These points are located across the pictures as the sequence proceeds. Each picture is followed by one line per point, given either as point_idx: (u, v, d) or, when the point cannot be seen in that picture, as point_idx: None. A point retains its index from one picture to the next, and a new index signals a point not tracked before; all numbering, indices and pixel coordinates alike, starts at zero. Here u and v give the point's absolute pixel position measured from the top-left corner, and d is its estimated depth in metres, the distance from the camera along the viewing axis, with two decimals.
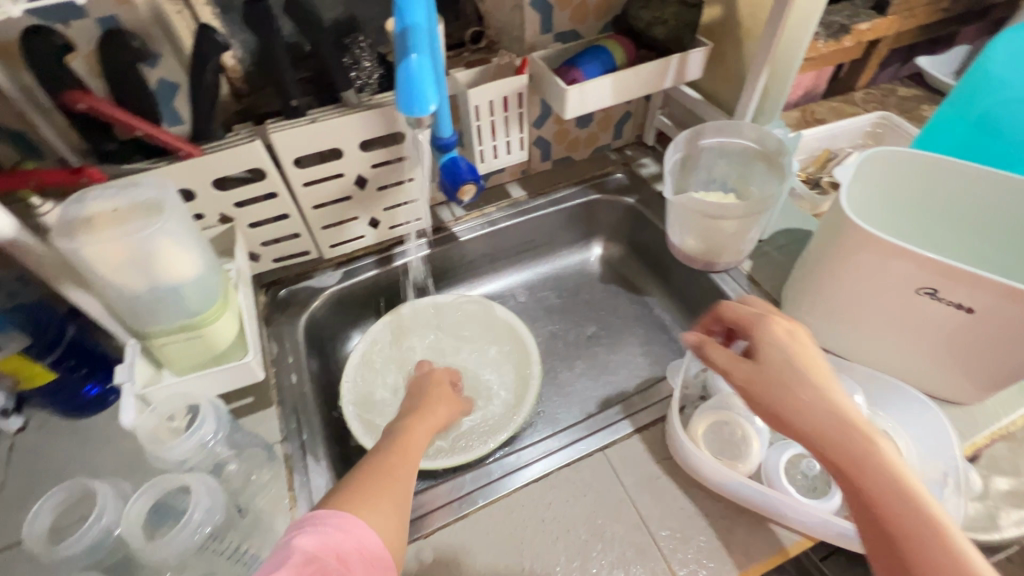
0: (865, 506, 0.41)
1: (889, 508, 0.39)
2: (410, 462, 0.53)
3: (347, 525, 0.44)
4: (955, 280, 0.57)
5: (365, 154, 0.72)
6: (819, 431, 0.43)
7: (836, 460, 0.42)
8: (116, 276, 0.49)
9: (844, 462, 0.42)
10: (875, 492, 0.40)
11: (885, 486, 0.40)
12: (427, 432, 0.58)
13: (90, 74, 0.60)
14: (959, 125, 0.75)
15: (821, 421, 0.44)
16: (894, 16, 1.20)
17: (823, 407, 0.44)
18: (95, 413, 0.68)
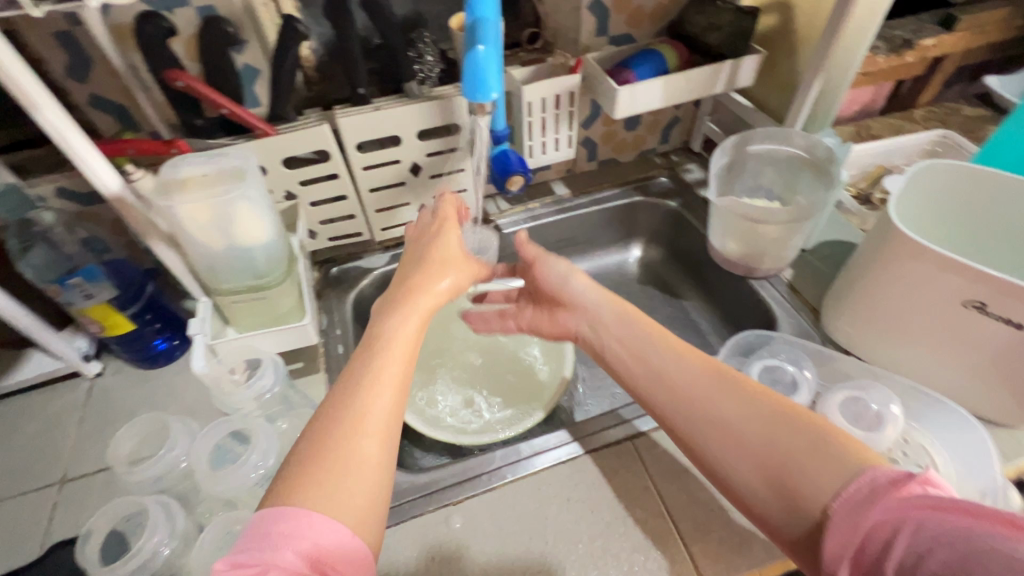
0: (731, 438, 0.46)
1: (748, 430, 0.45)
2: (395, 367, 0.45)
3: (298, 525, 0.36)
4: (1007, 294, 0.56)
5: (422, 143, 0.76)
6: (685, 382, 0.51)
7: (673, 378, 0.52)
8: (201, 234, 0.55)
9: (681, 378, 0.52)
10: (711, 394, 0.49)
11: (718, 387, 0.49)
12: (420, 322, 0.50)
13: (186, 57, 0.67)
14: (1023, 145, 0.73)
15: (682, 373, 0.52)
16: (962, 33, 1.16)
17: (655, 338, 0.56)
18: (161, 365, 0.75)
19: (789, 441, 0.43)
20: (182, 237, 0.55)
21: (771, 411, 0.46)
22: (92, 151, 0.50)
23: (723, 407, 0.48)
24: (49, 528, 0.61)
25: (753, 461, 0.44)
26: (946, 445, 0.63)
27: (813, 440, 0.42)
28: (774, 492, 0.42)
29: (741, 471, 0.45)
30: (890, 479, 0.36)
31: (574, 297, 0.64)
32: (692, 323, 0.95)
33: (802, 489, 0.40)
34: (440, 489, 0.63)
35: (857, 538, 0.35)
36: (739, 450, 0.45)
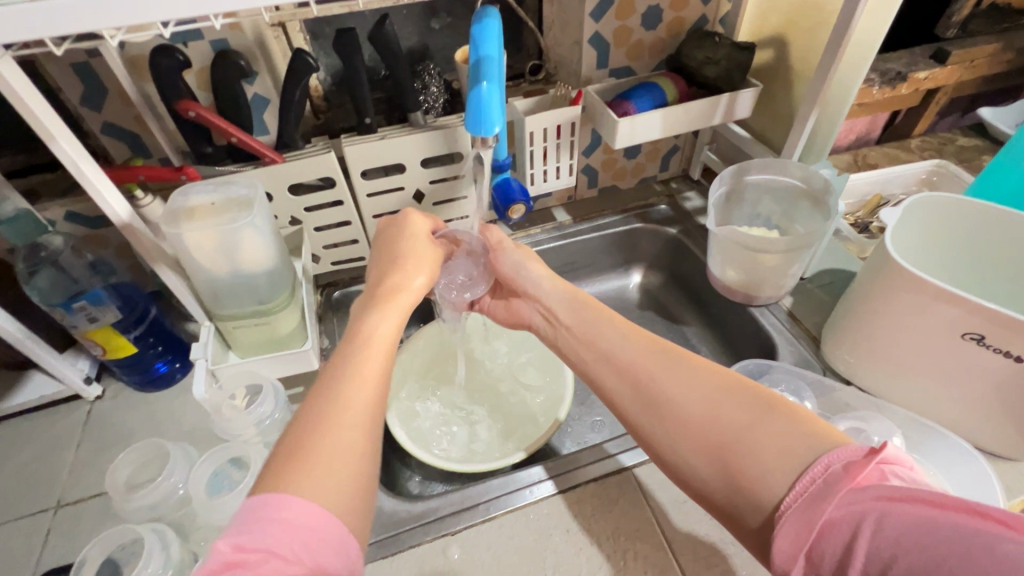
0: (678, 419, 0.46)
1: (691, 412, 0.46)
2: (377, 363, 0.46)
3: (294, 514, 0.35)
4: (1004, 327, 0.56)
5: (425, 170, 0.78)
6: (630, 362, 0.52)
7: (625, 366, 0.52)
8: (206, 261, 0.55)
9: (633, 363, 0.52)
10: (660, 377, 0.49)
11: (667, 371, 0.49)
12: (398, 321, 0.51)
13: (198, 87, 0.69)
14: (1022, 178, 0.73)
15: (628, 353, 0.53)
16: (954, 66, 1.19)
17: (608, 325, 0.57)
18: (162, 389, 0.75)
19: (734, 421, 0.43)
20: (186, 262, 0.56)
21: (719, 391, 0.46)
22: (102, 177, 0.51)
23: (671, 389, 0.48)
24: (42, 555, 0.60)
25: (697, 443, 0.44)
26: (949, 479, 0.62)
27: (758, 419, 0.43)
28: (719, 474, 0.43)
29: (685, 454, 0.45)
30: (844, 465, 0.36)
31: (528, 285, 0.66)
32: (693, 349, 0.95)
33: (747, 471, 0.41)
34: (438, 518, 0.62)
35: (813, 536, 0.34)
36: (683, 433, 0.45)
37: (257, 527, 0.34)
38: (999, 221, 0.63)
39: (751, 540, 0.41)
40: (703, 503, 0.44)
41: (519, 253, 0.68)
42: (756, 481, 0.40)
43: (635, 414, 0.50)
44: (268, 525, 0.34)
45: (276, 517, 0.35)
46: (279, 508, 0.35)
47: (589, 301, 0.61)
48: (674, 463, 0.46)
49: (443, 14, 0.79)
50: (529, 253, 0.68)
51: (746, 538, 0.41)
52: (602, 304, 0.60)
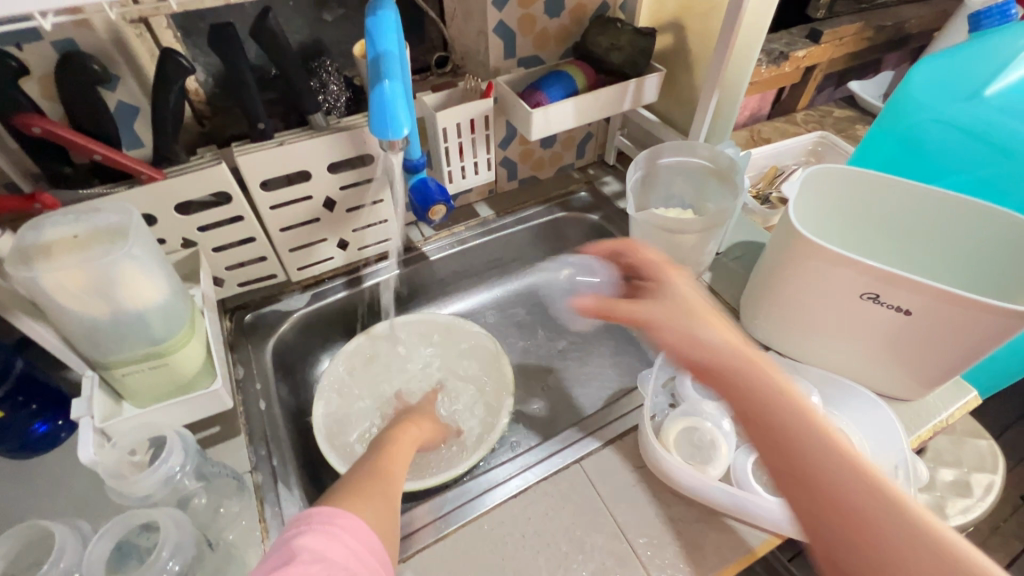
0: (837, 514, 0.41)
1: (860, 512, 0.41)
2: (394, 467, 0.58)
3: (349, 521, 0.46)
4: (894, 285, 0.62)
5: (334, 176, 0.72)
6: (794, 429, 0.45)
7: (759, 411, 0.47)
8: (77, 305, 0.47)
9: (800, 437, 0.45)
10: (831, 465, 0.43)
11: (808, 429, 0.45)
12: (412, 443, 0.65)
13: (44, 97, 0.58)
14: (921, 114, 0.77)
15: (794, 421, 0.46)
16: (826, 45, 1.30)
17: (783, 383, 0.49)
18: (44, 453, 0.64)
19: (925, 546, 0.39)
20: (52, 309, 0.47)
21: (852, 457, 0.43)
22: None
23: (844, 487, 0.42)
24: None
25: (858, 553, 0.40)
26: (858, 425, 0.69)
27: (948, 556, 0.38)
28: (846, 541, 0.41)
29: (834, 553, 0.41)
30: None
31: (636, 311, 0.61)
32: (624, 331, 0.97)
33: None
34: None
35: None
36: (840, 535, 0.41)
37: (327, 528, 0.45)
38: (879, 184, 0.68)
39: None
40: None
41: (688, 286, 0.63)
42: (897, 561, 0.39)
43: (788, 489, 0.44)
44: (327, 527, 0.45)
45: (336, 521, 0.46)
46: (338, 517, 0.46)
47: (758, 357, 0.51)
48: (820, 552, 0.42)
49: (334, 5, 0.73)
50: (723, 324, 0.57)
51: None
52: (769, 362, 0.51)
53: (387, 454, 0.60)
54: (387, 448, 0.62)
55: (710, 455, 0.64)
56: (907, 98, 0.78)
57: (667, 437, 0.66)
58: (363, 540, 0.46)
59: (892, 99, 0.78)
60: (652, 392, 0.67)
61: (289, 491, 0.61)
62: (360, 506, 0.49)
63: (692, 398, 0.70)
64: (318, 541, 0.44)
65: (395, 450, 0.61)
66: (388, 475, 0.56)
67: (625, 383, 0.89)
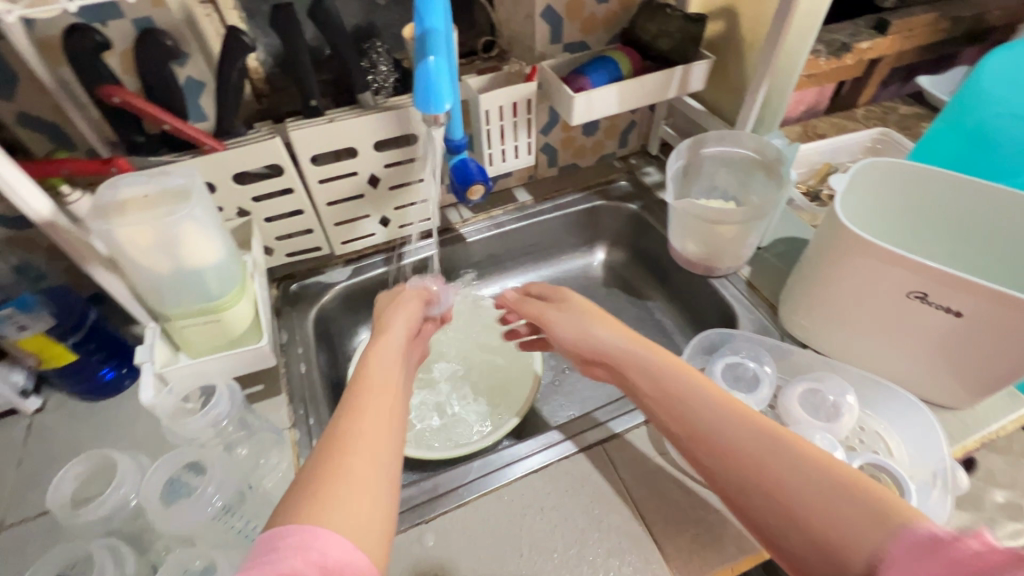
0: (736, 466, 0.43)
1: (751, 456, 0.42)
2: (376, 395, 0.46)
3: (312, 535, 0.35)
4: (945, 284, 0.59)
5: (379, 154, 0.75)
6: (688, 395, 0.49)
7: (677, 394, 0.49)
8: (144, 259, 0.52)
9: (699, 410, 0.47)
10: (726, 425, 0.45)
11: (744, 427, 0.44)
12: (398, 359, 0.53)
13: (124, 71, 0.63)
14: (990, 108, 0.72)
15: (680, 384, 0.50)
16: (894, 37, 1.23)
17: (668, 366, 0.52)
18: (110, 397, 0.70)
19: (810, 490, 0.39)
20: (123, 261, 0.52)
21: (803, 456, 0.41)
22: (19, 175, 0.46)
23: (735, 442, 0.44)
24: None
25: (772, 498, 0.40)
26: (898, 430, 0.66)
27: (835, 491, 0.39)
28: (798, 540, 0.39)
29: (766, 517, 0.41)
30: (928, 534, 0.34)
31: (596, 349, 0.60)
32: (657, 322, 0.97)
33: (830, 535, 0.38)
34: (413, 507, 0.62)
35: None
36: (757, 491, 0.41)
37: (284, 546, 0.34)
38: (934, 177, 0.65)
39: None
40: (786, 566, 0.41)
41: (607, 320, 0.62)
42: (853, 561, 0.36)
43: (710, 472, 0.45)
44: (289, 544, 0.34)
45: (289, 542, 0.34)
46: (287, 535, 0.35)
47: (648, 347, 0.55)
48: (757, 527, 0.42)
49: None
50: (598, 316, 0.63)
51: None
52: (672, 356, 0.54)
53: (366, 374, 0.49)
54: (363, 377, 0.48)
55: None
56: (976, 89, 0.73)
57: None
58: (334, 551, 0.35)
59: (959, 90, 0.75)
60: None
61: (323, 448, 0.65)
62: (334, 494, 0.38)
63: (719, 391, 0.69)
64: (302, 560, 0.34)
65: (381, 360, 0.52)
66: (371, 410, 0.45)
67: None
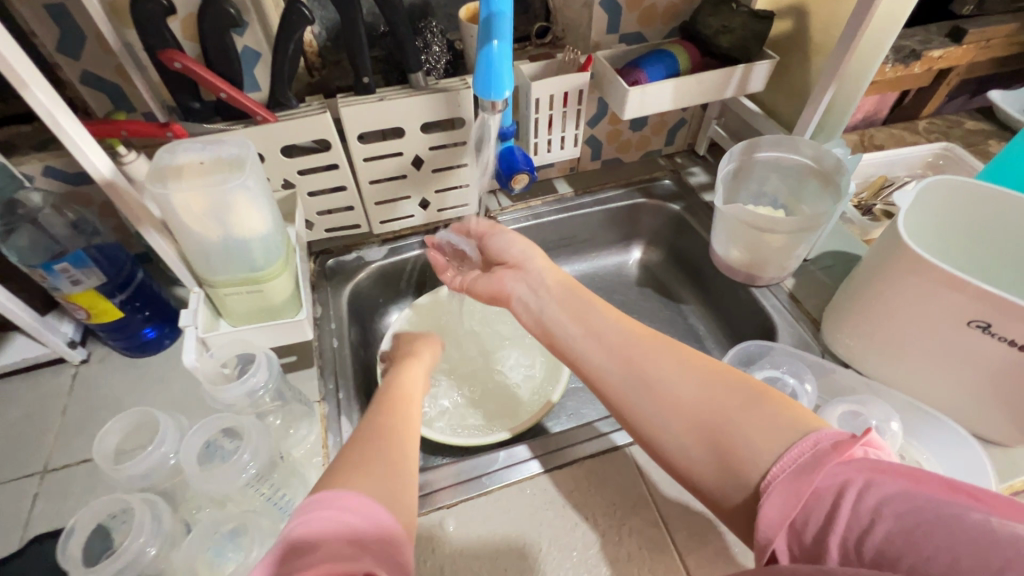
0: (653, 388, 0.48)
1: (666, 377, 0.47)
2: (400, 408, 0.53)
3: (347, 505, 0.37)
4: (1007, 313, 0.56)
5: (426, 135, 0.74)
6: (612, 330, 0.54)
7: (601, 329, 0.55)
8: (195, 225, 0.53)
9: (626, 346, 0.52)
10: (648, 356, 0.50)
11: (661, 357, 0.49)
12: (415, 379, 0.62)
13: (185, 37, 0.64)
14: None
15: (607, 322, 0.55)
16: (969, 46, 1.16)
17: (598, 307, 0.58)
18: (152, 354, 0.74)
19: (726, 404, 0.43)
20: (174, 226, 0.53)
21: (710, 376, 0.46)
22: (83, 133, 0.48)
23: (660, 371, 0.48)
24: (30, 519, 0.60)
25: (683, 416, 0.45)
26: (942, 464, 0.63)
27: (749, 402, 0.43)
28: (703, 447, 0.43)
29: (676, 433, 0.45)
30: (833, 443, 0.36)
31: (514, 258, 0.68)
32: (690, 327, 0.95)
33: (734, 447, 0.41)
34: (436, 490, 0.62)
35: (800, 505, 0.35)
36: (672, 409, 0.46)
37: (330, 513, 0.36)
38: (992, 199, 0.62)
39: (737, 518, 0.41)
40: (689, 484, 0.44)
41: (537, 255, 0.67)
42: (744, 460, 0.40)
43: (626, 397, 0.49)
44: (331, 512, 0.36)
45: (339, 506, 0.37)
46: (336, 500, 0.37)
47: (580, 289, 0.61)
48: (665, 446, 0.46)
49: None
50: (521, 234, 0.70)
51: (730, 517, 0.41)
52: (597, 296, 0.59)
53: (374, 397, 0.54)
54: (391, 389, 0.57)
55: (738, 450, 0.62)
56: None
57: None
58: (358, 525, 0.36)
59: None
60: None
61: (350, 423, 0.66)
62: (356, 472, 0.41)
63: None
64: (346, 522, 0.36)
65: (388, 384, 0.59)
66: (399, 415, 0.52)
67: None
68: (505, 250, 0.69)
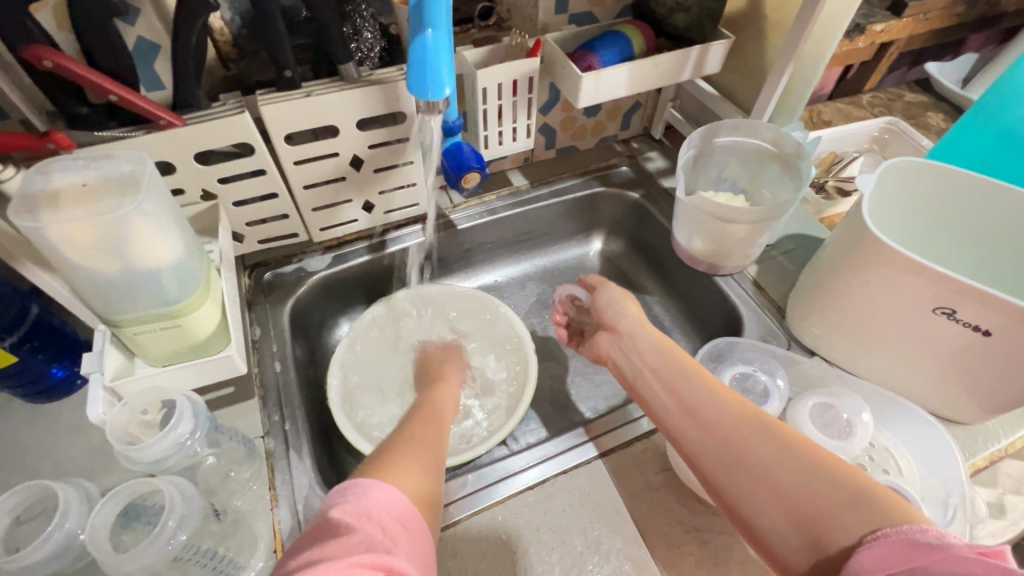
0: (745, 463, 0.46)
1: (760, 453, 0.45)
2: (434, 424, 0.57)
3: (385, 493, 0.40)
4: (966, 297, 0.55)
5: (363, 133, 0.67)
6: (706, 398, 0.52)
7: (694, 397, 0.53)
8: (86, 259, 0.45)
9: (718, 417, 0.50)
10: (743, 429, 0.48)
11: (760, 430, 0.47)
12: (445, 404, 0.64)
13: (60, 28, 0.54)
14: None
15: (699, 389, 0.54)
16: (909, 19, 1.17)
17: (694, 375, 0.56)
18: (61, 398, 0.64)
19: (825, 491, 0.41)
20: (59, 261, 0.45)
21: (809, 456, 0.44)
22: None
23: (755, 445, 0.46)
24: None
25: (778, 498, 0.43)
26: (909, 447, 0.64)
27: (851, 491, 0.40)
28: (799, 534, 0.41)
29: (767, 514, 0.43)
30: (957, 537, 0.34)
31: (613, 319, 0.70)
32: (655, 318, 0.92)
33: (835, 539, 0.39)
34: None
35: (906, 566, 0.34)
36: (766, 490, 0.44)
37: (363, 500, 0.39)
38: (976, 185, 0.61)
39: None
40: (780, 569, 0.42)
41: (636, 316, 0.69)
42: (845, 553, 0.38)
43: (718, 472, 0.47)
44: (365, 503, 0.39)
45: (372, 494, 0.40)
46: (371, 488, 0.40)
47: (674, 354, 0.60)
48: (756, 526, 0.44)
49: None
50: (626, 294, 0.73)
51: None
52: (695, 361, 0.58)
53: (404, 442, 0.50)
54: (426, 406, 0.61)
55: None
56: (1012, 88, 0.72)
57: None
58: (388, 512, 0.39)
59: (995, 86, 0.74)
60: None
61: (300, 459, 0.60)
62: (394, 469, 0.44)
63: None
64: (350, 516, 0.38)
65: (425, 423, 0.56)
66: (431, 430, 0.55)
67: None
68: (605, 309, 0.72)
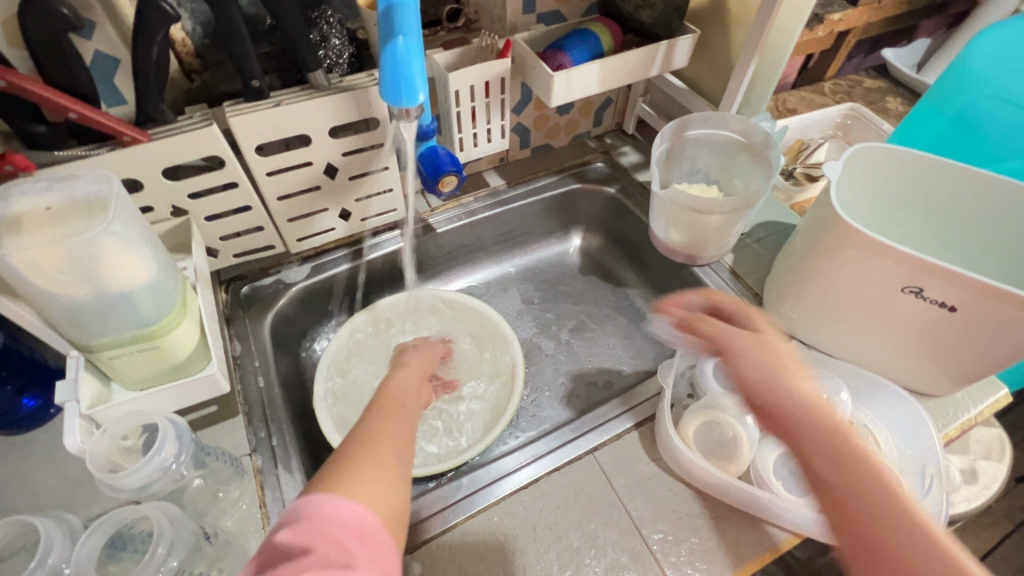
0: (856, 530, 0.39)
1: (877, 526, 0.38)
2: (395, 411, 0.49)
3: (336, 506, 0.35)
4: (934, 275, 0.58)
5: (336, 141, 0.66)
6: (820, 436, 0.43)
7: (799, 431, 0.44)
8: (55, 285, 0.43)
9: (830, 465, 0.41)
10: (857, 487, 0.40)
11: (877, 493, 0.39)
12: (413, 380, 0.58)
13: (11, 45, 0.52)
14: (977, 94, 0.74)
15: (805, 418, 0.44)
16: (864, 8, 1.21)
17: (798, 396, 0.46)
18: (32, 429, 0.61)
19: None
20: (25, 288, 0.44)
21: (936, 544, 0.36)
22: None
23: (873, 512, 0.39)
24: None
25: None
26: (886, 423, 0.66)
27: None
28: None
29: None
30: None
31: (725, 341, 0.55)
32: (637, 311, 0.94)
33: None
34: None
35: None
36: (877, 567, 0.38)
37: (314, 519, 0.34)
38: (938, 168, 0.63)
39: None
40: None
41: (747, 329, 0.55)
42: None
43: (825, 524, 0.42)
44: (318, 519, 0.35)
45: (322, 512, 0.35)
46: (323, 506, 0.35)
47: (772, 367, 0.49)
48: None
49: None
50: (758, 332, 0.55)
51: None
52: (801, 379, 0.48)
53: (367, 437, 0.44)
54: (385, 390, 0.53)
55: (729, 452, 0.62)
56: (966, 71, 0.75)
57: (685, 432, 0.64)
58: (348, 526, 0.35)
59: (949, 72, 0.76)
60: (670, 384, 0.64)
61: (290, 474, 0.59)
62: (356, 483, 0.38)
63: (711, 390, 0.67)
64: (300, 535, 0.34)
65: (387, 408, 0.49)
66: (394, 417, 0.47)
67: (638, 366, 0.86)
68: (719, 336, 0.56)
